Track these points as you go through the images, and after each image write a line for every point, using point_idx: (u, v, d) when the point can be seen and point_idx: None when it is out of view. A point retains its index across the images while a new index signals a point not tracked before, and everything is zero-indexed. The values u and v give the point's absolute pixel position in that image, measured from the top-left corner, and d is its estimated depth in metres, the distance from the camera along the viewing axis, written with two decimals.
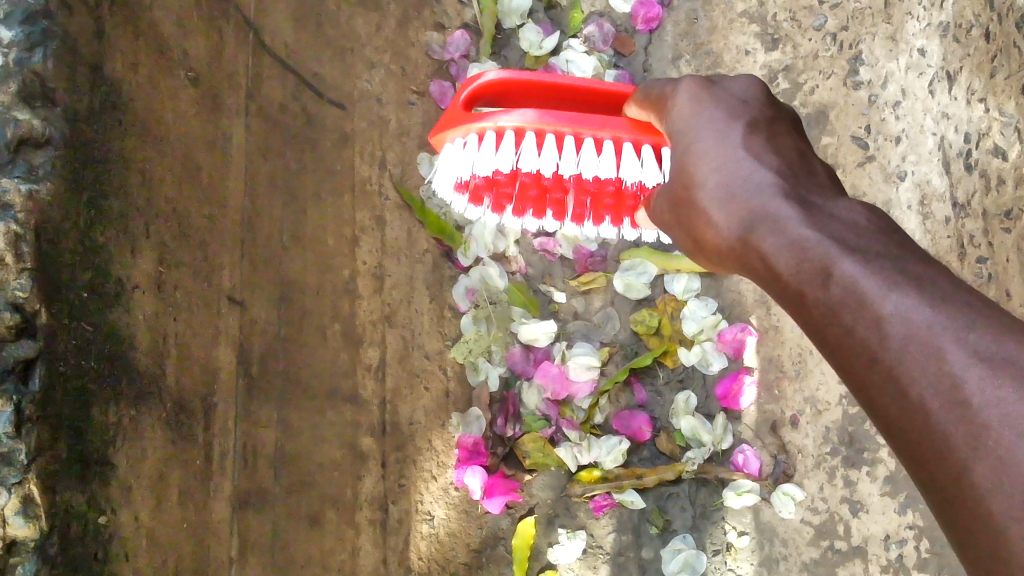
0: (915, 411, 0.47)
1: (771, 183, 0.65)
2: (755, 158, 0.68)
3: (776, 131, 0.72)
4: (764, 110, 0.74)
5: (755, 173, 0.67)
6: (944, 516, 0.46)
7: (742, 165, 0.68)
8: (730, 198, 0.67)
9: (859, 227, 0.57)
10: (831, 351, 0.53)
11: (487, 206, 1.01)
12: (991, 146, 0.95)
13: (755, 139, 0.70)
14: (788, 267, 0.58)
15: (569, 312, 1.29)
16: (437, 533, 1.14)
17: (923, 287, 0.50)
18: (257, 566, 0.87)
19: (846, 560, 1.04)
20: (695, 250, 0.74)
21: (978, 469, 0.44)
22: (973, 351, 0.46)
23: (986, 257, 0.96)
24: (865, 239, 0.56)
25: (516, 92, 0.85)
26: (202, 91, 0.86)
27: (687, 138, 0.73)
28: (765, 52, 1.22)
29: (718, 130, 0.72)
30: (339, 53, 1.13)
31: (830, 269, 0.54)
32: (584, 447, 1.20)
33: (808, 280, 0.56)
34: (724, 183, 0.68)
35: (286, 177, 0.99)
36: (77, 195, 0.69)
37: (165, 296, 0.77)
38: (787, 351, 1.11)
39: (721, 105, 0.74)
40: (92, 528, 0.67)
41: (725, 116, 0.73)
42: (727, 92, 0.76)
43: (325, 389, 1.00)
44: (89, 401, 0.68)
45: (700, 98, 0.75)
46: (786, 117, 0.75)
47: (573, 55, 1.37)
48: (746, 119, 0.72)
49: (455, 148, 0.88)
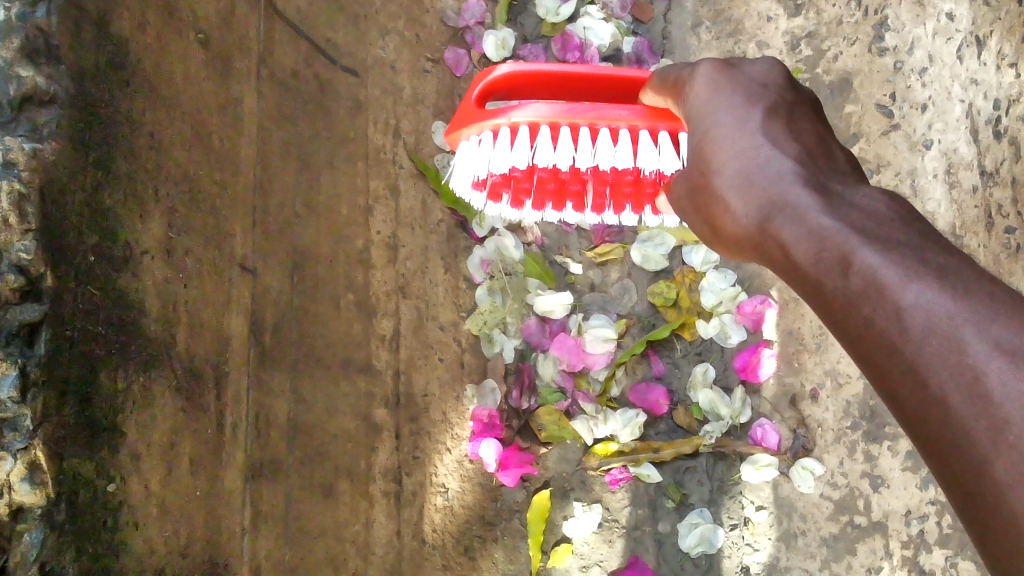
0: (933, 403, 0.46)
1: (790, 171, 0.62)
2: (774, 145, 0.66)
3: (796, 116, 0.70)
4: (784, 96, 0.72)
5: (774, 160, 0.64)
6: (964, 510, 0.45)
7: (760, 152, 0.65)
8: (748, 184, 0.64)
9: (879, 216, 0.55)
10: (852, 342, 0.51)
11: (505, 202, 0.98)
12: (1022, 112, 0.93)
13: (774, 124, 0.68)
14: (806, 256, 0.56)
15: (585, 284, 1.26)
16: (451, 505, 1.13)
17: (945, 277, 0.48)
18: (270, 538, 0.86)
19: (867, 535, 1.04)
20: (713, 237, 0.71)
21: (999, 464, 0.43)
22: (995, 343, 0.45)
23: (1015, 227, 0.93)
24: (885, 229, 0.53)
25: (530, 85, 0.83)
26: (212, 53, 0.85)
27: (705, 122, 0.71)
28: (788, 18, 1.19)
29: (737, 115, 0.69)
30: (353, 20, 1.11)
31: (850, 258, 0.52)
32: (600, 420, 1.19)
33: (827, 270, 0.53)
34: (742, 169, 0.65)
35: (297, 145, 0.98)
36: (84, 155, 0.67)
37: (175, 262, 0.76)
38: (807, 323, 1.12)
39: (739, 88, 0.71)
40: (101, 496, 0.66)
41: (744, 102, 0.70)
42: (746, 74, 0.73)
43: (339, 361, 0.99)
44: (98, 366, 0.67)
45: (719, 82, 0.72)
46: (807, 104, 0.72)
47: (591, 22, 1.34)
48: (765, 104, 0.70)
49: (470, 146, 0.87)
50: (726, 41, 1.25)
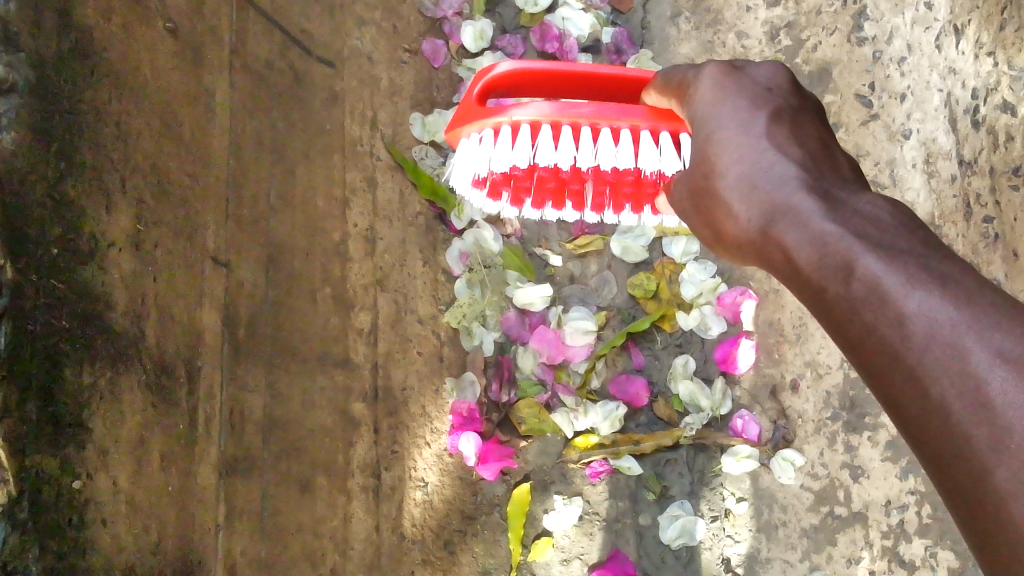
0: (935, 410, 0.46)
1: (794, 176, 0.62)
2: (776, 146, 0.65)
3: (801, 119, 0.69)
4: (789, 98, 0.70)
5: (778, 164, 0.64)
6: (965, 518, 0.45)
7: (765, 156, 0.65)
8: (751, 189, 0.64)
9: (884, 223, 0.54)
10: (854, 350, 0.51)
11: (505, 199, 0.99)
12: (1000, 102, 0.92)
13: (781, 128, 0.66)
14: (809, 262, 0.55)
15: (565, 276, 1.26)
16: (431, 499, 1.12)
17: (947, 285, 0.48)
18: (245, 534, 0.85)
19: (847, 526, 1.04)
20: (715, 239, 0.70)
21: (1001, 473, 0.43)
22: (998, 352, 0.45)
23: (993, 217, 0.93)
24: (891, 234, 0.53)
25: (532, 84, 0.82)
26: (181, 43, 0.83)
27: (707, 125, 0.70)
28: (767, 8, 1.19)
29: (740, 117, 0.68)
30: (328, 10, 1.10)
31: (853, 265, 0.52)
32: (580, 412, 1.19)
33: (830, 276, 0.53)
34: (746, 173, 0.65)
35: (271, 136, 0.96)
36: (44, 145, 0.66)
37: (143, 255, 0.75)
38: (787, 314, 1.11)
39: (744, 90, 0.70)
40: (65, 493, 0.65)
41: (749, 103, 0.69)
42: (752, 75, 0.72)
43: (316, 355, 0.98)
44: (62, 361, 0.66)
45: (723, 84, 0.71)
46: (813, 107, 0.71)
47: (570, 13, 1.33)
48: (770, 106, 0.69)
49: (471, 144, 0.85)
50: (705, 32, 1.25)
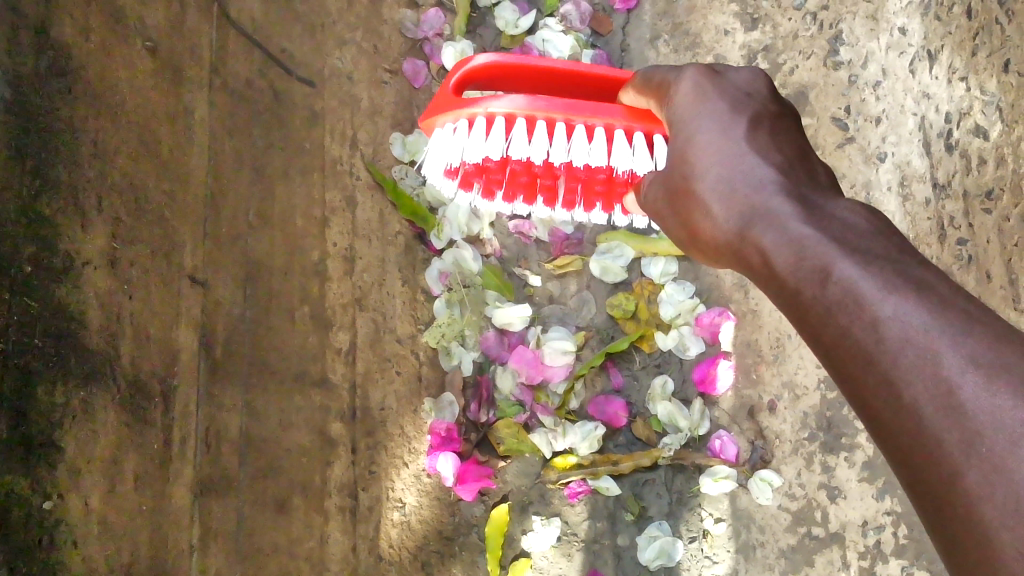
0: (905, 412, 0.46)
1: (772, 179, 0.63)
2: (755, 152, 0.66)
3: (779, 126, 0.70)
4: (768, 107, 0.71)
5: (757, 168, 0.64)
6: (933, 522, 0.45)
7: (744, 160, 0.66)
8: (730, 192, 0.64)
9: (859, 228, 0.55)
10: (826, 351, 0.51)
11: (477, 190, 0.99)
12: (972, 125, 0.96)
13: (759, 134, 0.68)
14: (785, 265, 0.56)
15: (544, 296, 1.26)
16: (409, 520, 1.11)
17: (922, 291, 0.49)
18: (220, 556, 0.84)
19: (824, 547, 1.05)
20: (691, 243, 0.71)
21: (971, 475, 0.43)
22: (971, 357, 0.45)
23: (966, 239, 0.97)
24: (866, 241, 0.54)
25: (507, 75, 0.81)
26: (161, 61, 0.83)
27: (688, 129, 0.70)
28: (745, 32, 1.21)
29: (722, 123, 0.69)
30: (307, 30, 1.10)
31: (829, 269, 0.52)
32: (559, 433, 1.17)
33: (806, 278, 0.54)
34: (725, 176, 0.65)
35: (251, 154, 0.96)
36: (19, 163, 0.66)
37: (120, 274, 0.74)
38: (764, 335, 1.12)
39: (725, 97, 0.71)
40: (36, 514, 0.64)
41: (730, 110, 0.70)
42: (733, 83, 0.73)
43: (293, 373, 0.98)
44: (33, 381, 0.65)
45: (704, 88, 0.72)
46: (789, 115, 0.72)
47: (550, 34, 1.31)
48: (750, 113, 0.70)
49: (445, 134, 0.85)
50: (684, 54, 1.26)
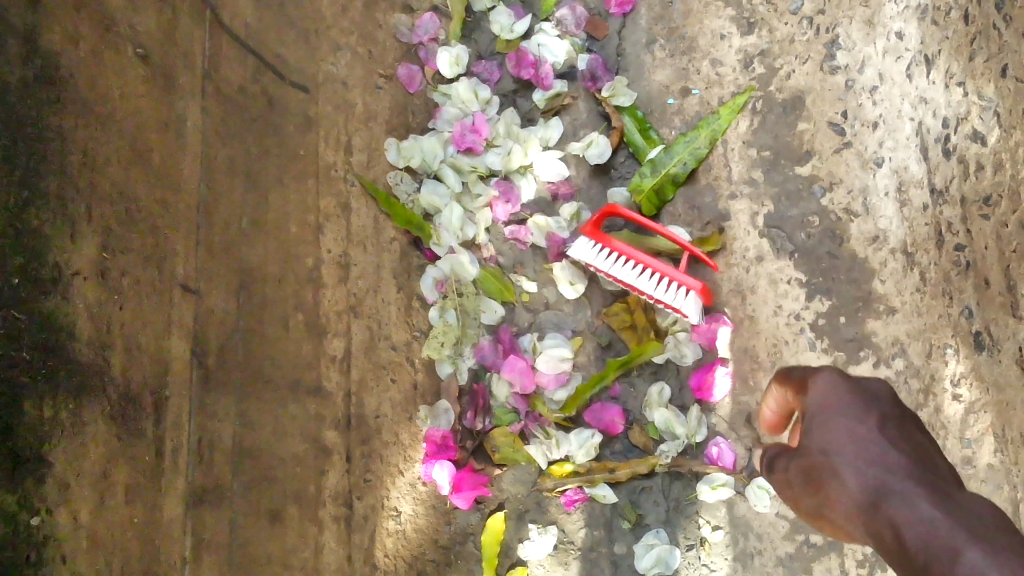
0: None
1: (905, 468, 0.57)
2: (885, 438, 0.59)
3: (906, 420, 0.62)
4: (896, 409, 0.63)
5: (890, 455, 0.58)
6: None
7: (872, 446, 0.59)
8: (868, 467, 0.58)
9: (996, 534, 0.50)
10: None
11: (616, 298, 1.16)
12: (970, 131, 0.96)
13: (891, 429, 0.60)
14: (917, 547, 0.51)
15: (540, 302, 1.24)
16: (404, 529, 1.11)
17: None
18: (213, 568, 0.83)
19: (822, 555, 1.07)
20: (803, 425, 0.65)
21: None
22: None
23: (964, 245, 0.97)
24: (1005, 537, 0.49)
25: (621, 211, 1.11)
26: (152, 69, 0.82)
27: (823, 416, 0.62)
28: (741, 36, 1.19)
29: (854, 412, 0.62)
30: (301, 34, 1.10)
31: (960, 556, 0.48)
32: (554, 443, 1.15)
33: (939, 556, 0.49)
34: (858, 451, 0.59)
35: (245, 162, 0.96)
36: (8, 174, 0.66)
37: (111, 285, 0.74)
38: (763, 341, 1.12)
39: (862, 405, 0.62)
40: (23, 530, 0.64)
41: (863, 410, 0.62)
42: (868, 391, 0.64)
43: (288, 381, 0.97)
44: (19, 398, 0.65)
45: (841, 394, 0.63)
46: (914, 418, 0.63)
47: (545, 39, 1.27)
48: (882, 415, 0.61)
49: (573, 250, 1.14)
50: (680, 59, 1.23)
